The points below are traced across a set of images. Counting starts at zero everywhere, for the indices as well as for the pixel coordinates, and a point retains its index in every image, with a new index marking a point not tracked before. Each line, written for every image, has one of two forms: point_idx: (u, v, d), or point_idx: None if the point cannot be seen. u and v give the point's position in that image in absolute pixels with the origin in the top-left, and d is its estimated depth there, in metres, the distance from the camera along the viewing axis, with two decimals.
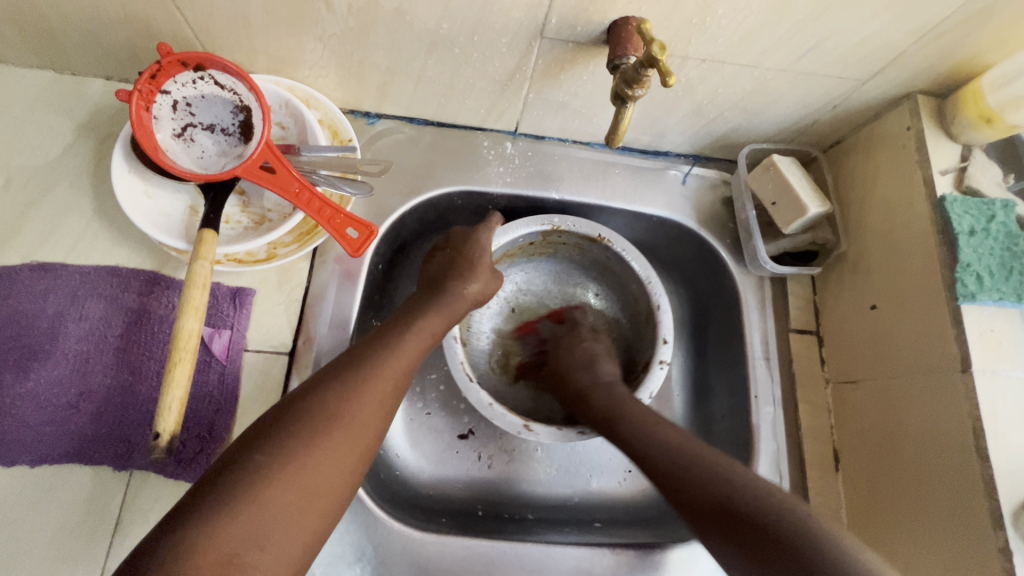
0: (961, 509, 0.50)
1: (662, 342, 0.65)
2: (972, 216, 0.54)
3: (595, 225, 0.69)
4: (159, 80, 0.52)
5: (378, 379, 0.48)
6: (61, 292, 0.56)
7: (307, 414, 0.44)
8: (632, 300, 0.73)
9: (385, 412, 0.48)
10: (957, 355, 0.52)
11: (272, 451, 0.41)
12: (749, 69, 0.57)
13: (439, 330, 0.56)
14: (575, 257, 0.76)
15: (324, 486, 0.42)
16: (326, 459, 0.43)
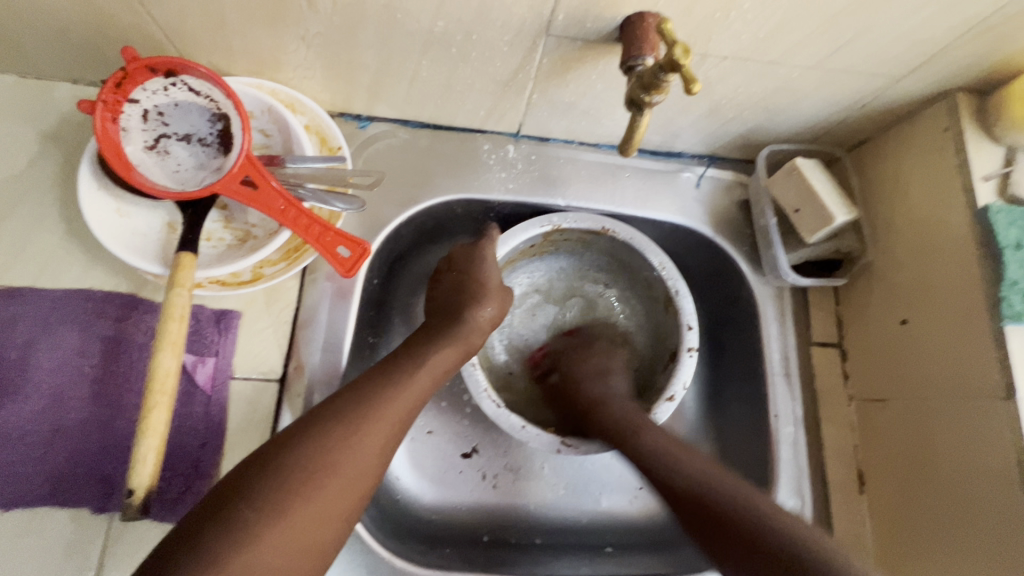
0: (1002, 546, 0.47)
1: (686, 350, 0.62)
2: (1019, 227, 0.50)
3: (597, 217, 0.64)
4: (125, 88, 0.47)
5: (383, 421, 0.44)
6: (31, 320, 0.52)
7: (302, 461, 0.40)
8: (651, 293, 0.69)
9: (387, 455, 0.44)
10: (1000, 381, 0.48)
11: (260, 503, 0.37)
12: (774, 67, 0.52)
13: (450, 363, 0.53)
14: (584, 254, 0.72)
15: (313, 542, 0.39)
16: (319, 513, 0.39)
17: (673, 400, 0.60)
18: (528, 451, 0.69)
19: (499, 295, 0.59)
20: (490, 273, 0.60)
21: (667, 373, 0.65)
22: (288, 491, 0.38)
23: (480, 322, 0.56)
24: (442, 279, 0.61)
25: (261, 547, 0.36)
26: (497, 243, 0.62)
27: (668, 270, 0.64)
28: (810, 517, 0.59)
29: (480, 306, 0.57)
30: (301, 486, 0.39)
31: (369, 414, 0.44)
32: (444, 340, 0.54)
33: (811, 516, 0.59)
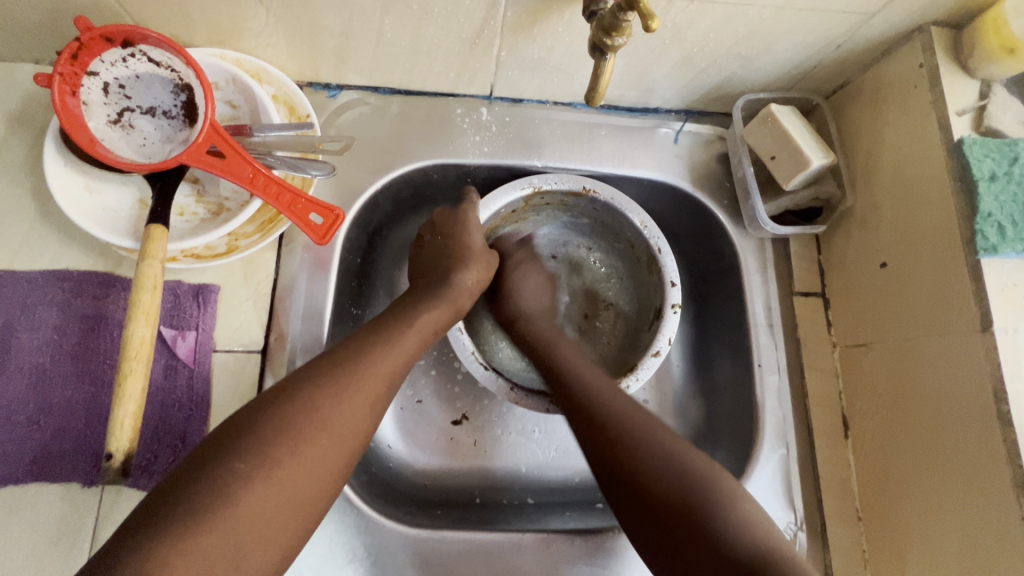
0: (982, 479, 0.47)
1: (671, 307, 0.61)
2: (993, 159, 0.49)
3: (577, 178, 0.64)
4: (82, 59, 0.46)
5: (370, 377, 0.44)
6: (9, 302, 0.52)
7: (288, 415, 0.40)
8: (635, 254, 0.69)
9: (376, 412, 0.44)
10: (977, 314, 0.48)
11: (246, 455, 0.38)
12: (743, 8, 0.51)
13: (438, 324, 0.53)
14: (567, 218, 0.71)
15: (303, 496, 0.39)
16: (306, 467, 0.39)
17: (658, 356, 0.60)
18: (518, 415, 0.69)
19: (481, 257, 0.59)
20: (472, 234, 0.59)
21: (650, 332, 0.65)
22: (274, 442, 0.39)
23: (464, 284, 0.56)
24: (423, 243, 0.61)
25: (249, 499, 0.36)
26: (478, 207, 0.62)
27: (652, 231, 0.64)
28: (796, 464, 0.60)
29: (460, 267, 0.57)
30: (285, 444, 0.39)
31: (350, 374, 0.44)
32: (426, 299, 0.54)
33: (797, 462, 0.60)
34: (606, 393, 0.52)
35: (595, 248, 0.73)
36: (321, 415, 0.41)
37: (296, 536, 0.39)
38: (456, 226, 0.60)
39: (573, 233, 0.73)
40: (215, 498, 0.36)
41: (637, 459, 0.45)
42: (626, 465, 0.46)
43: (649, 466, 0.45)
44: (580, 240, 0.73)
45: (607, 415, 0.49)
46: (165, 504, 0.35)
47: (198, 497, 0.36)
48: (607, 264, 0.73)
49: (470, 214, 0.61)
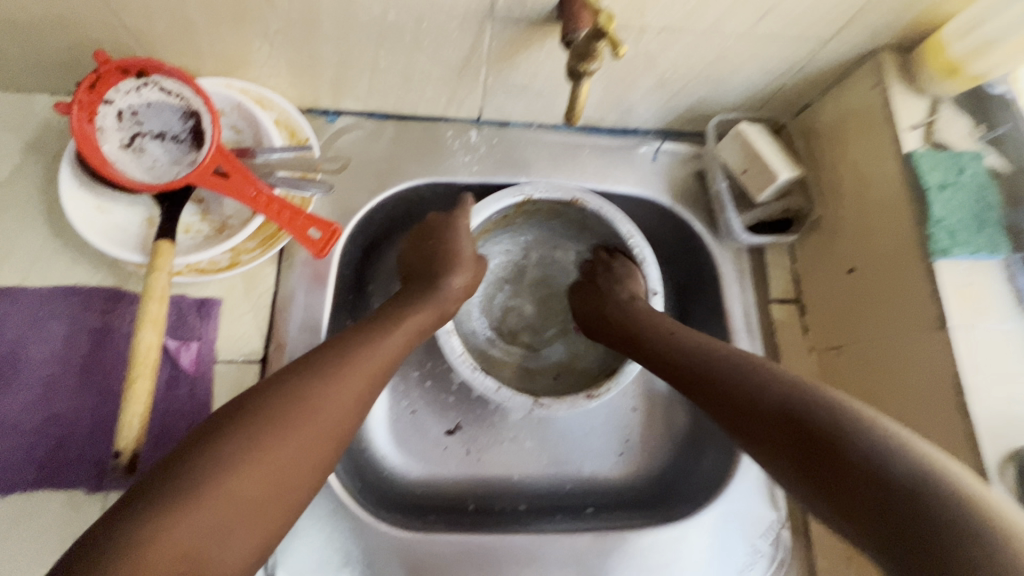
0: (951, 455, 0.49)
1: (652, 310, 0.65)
2: (942, 169, 0.53)
3: (568, 188, 0.67)
4: (99, 89, 0.51)
5: (357, 375, 0.47)
6: (20, 317, 0.54)
7: (275, 409, 0.42)
8: (622, 265, 0.72)
9: (361, 409, 0.47)
10: (934, 313, 0.51)
11: (236, 444, 0.39)
12: (708, 36, 0.55)
13: (421, 329, 0.55)
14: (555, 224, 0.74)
15: (289, 486, 0.40)
16: (293, 460, 0.41)
17: (638, 359, 0.63)
18: (510, 424, 0.71)
19: (467, 266, 0.62)
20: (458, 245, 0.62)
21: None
22: (262, 435, 0.40)
23: (450, 289, 0.60)
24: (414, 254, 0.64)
25: (240, 486, 0.38)
26: (471, 214, 0.65)
27: (640, 246, 0.66)
28: None
29: (447, 275, 0.60)
30: (274, 427, 0.41)
31: (338, 367, 0.46)
32: (414, 303, 0.57)
33: None
34: (699, 343, 0.55)
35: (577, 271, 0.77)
36: (311, 403, 0.43)
37: (281, 521, 0.40)
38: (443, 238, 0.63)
39: (559, 252, 0.77)
40: (206, 476, 0.37)
41: (768, 371, 0.48)
42: (757, 380, 0.47)
43: (775, 382, 0.46)
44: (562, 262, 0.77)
45: (682, 350, 0.55)
46: (153, 485, 0.36)
47: (190, 475, 0.37)
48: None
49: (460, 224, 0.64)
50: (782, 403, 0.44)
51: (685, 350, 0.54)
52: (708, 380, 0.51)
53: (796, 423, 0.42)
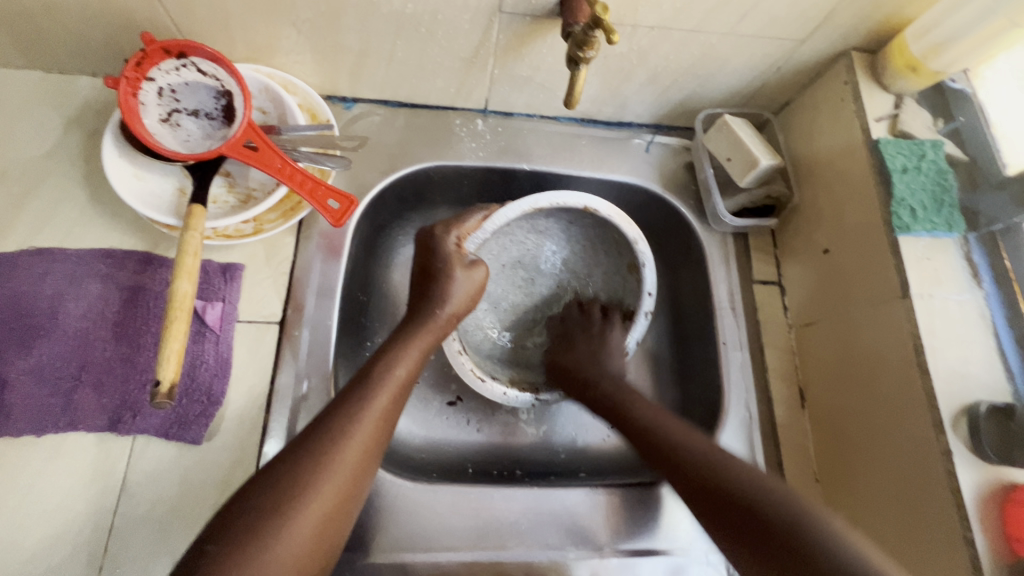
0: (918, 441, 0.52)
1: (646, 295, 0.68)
2: (903, 155, 0.58)
3: (579, 196, 0.67)
4: (143, 67, 0.56)
5: (365, 424, 0.49)
6: (59, 274, 0.59)
7: (295, 474, 0.44)
8: (615, 253, 0.74)
9: (364, 473, 0.48)
10: (897, 283, 0.55)
11: (263, 519, 0.41)
12: (695, 34, 0.61)
13: (418, 363, 0.57)
14: (552, 218, 0.73)
15: (318, 540, 0.43)
16: (317, 516, 0.44)
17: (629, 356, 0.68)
18: None
19: (460, 295, 0.61)
20: (451, 276, 0.62)
21: (621, 328, 0.72)
22: (287, 503, 0.43)
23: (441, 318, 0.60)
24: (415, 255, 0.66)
25: (274, 557, 0.41)
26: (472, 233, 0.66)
27: (644, 251, 0.68)
28: (758, 431, 0.66)
29: (439, 304, 0.60)
30: (281, 507, 0.42)
31: (342, 433, 0.47)
32: (409, 338, 0.57)
33: (759, 428, 0.66)
34: (671, 424, 0.55)
35: (560, 243, 0.76)
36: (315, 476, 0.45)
37: None
38: (436, 251, 0.63)
39: (545, 225, 0.74)
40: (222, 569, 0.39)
41: (732, 461, 0.49)
42: (722, 472, 0.48)
43: (734, 467, 0.48)
44: (548, 236, 0.76)
45: (658, 428, 0.55)
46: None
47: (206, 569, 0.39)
48: (568, 258, 0.77)
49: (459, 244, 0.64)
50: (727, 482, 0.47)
51: (668, 434, 0.54)
52: (673, 455, 0.52)
53: (753, 523, 0.44)
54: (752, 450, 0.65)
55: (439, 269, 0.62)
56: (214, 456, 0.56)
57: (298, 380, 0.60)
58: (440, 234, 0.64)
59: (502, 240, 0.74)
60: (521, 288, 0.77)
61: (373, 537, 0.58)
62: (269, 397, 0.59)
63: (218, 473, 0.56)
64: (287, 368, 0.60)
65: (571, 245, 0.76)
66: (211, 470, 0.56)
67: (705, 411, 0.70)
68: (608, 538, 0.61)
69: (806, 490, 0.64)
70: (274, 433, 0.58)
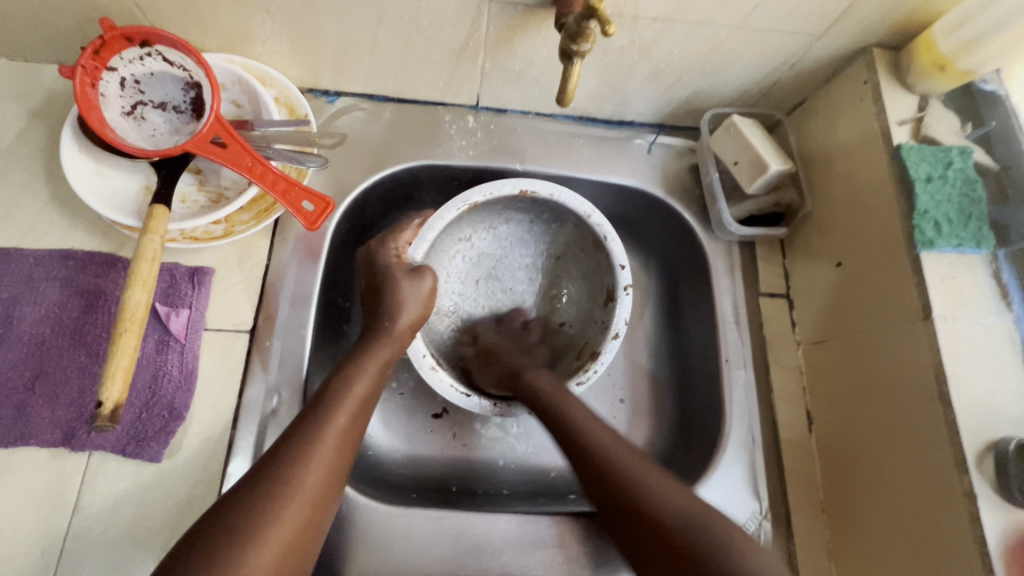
0: (937, 477, 0.48)
1: (623, 290, 0.63)
2: (928, 163, 0.53)
3: (512, 180, 0.62)
4: (103, 56, 0.51)
5: (325, 446, 0.46)
6: (15, 277, 0.55)
7: (249, 511, 0.41)
8: (579, 238, 0.68)
9: (324, 505, 0.45)
10: (918, 303, 0.51)
11: (219, 561, 0.38)
12: (701, 27, 0.56)
13: (377, 379, 0.53)
14: (506, 219, 0.69)
15: (281, 573, 0.40)
16: (279, 548, 0.41)
17: (618, 337, 0.62)
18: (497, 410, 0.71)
19: (412, 305, 0.57)
20: (398, 285, 0.58)
21: (603, 313, 0.66)
22: (246, 538, 0.39)
23: (394, 330, 0.56)
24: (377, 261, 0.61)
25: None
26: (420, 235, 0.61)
27: (600, 222, 0.63)
28: (761, 456, 0.62)
29: (390, 316, 0.56)
30: (231, 550, 0.39)
31: (297, 465, 0.44)
32: (359, 357, 0.53)
33: (762, 452, 0.62)
34: (619, 453, 0.52)
35: (526, 247, 0.71)
36: (270, 513, 0.41)
37: None
38: (377, 263, 0.60)
39: (505, 231, 0.70)
40: None
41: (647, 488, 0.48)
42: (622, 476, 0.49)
43: (657, 500, 0.47)
44: (509, 242, 0.71)
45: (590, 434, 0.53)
46: None
47: None
48: (537, 262, 0.72)
49: (400, 254, 0.61)
50: (668, 524, 0.45)
51: (600, 447, 0.52)
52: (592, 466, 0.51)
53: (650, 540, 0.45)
54: (754, 477, 0.61)
55: (381, 281, 0.58)
56: (175, 475, 0.53)
57: (268, 394, 0.57)
58: (378, 248, 0.62)
59: (464, 252, 0.70)
60: (492, 301, 0.72)
61: (345, 563, 0.54)
62: (236, 411, 0.55)
63: (180, 493, 0.52)
64: (258, 381, 0.57)
65: (539, 245, 0.71)
66: (172, 490, 0.52)
67: (703, 431, 0.66)
68: (600, 571, 0.58)
69: (810, 520, 0.60)
70: (241, 451, 0.54)
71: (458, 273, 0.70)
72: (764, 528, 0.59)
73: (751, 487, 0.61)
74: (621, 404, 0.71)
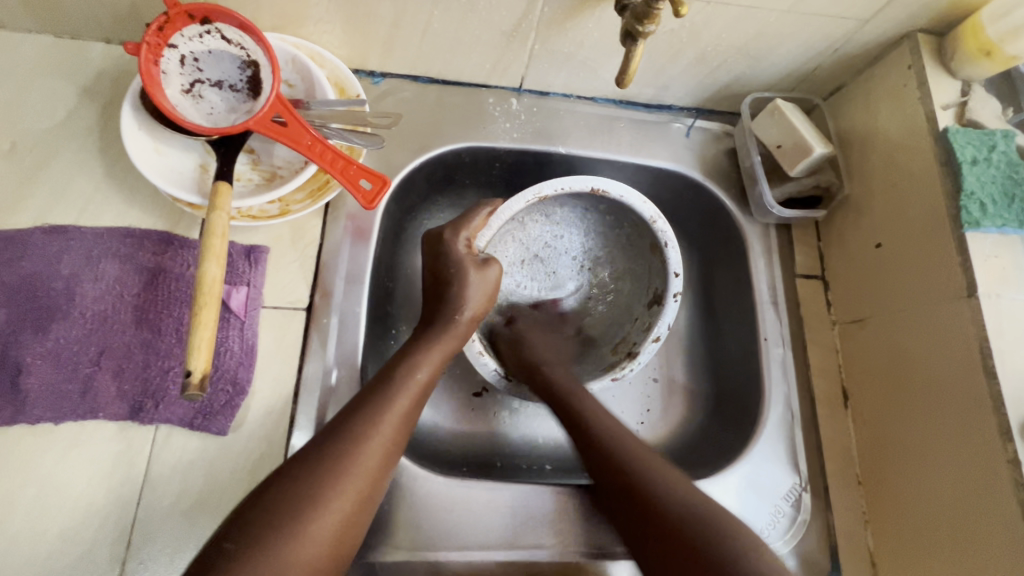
0: (980, 446, 0.50)
1: (674, 274, 0.64)
2: (974, 146, 0.55)
3: (585, 177, 0.63)
4: (166, 32, 0.52)
5: (387, 422, 0.47)
6: (75, 254, 0.55)
7: (315, 476, 0.43)
8: (635, 240, 0.70)
9: (380, 481, 0.46)
10: (963, 281, 0.53)
11: (286, 514, 0.41)
12: (754, 11, 0.57)
13: (439, 366, 0.54)
14: (568, 203, 0.70)
15: (338, 542, 0.42)
16: (339, 511, 0.42)
17: (658, 341, 0.64)
18: None
19: (476, 298, 0.58)
20: (466, 278, 0.57)
21: (647, 314, 0.68)
22: (310, 497, 0.42)
23: (456, 322, 0.56)
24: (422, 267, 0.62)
25: (298, 549, 0.40)
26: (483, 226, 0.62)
27: (664, 229, 0.64)
28: (800, 430, 0.64)
29: (458, 307, 0.57)
30: (295, 512, 0.41)
31: (360, 438, 0.45)
32: (420, 346, 0.54)
33: (801, 428, 0.64)
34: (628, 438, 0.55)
35: (579, 235, 0.73)
36: (333, 481, 0.43)
37: None
38: (447, 255, 0.59)
39: (560, 215, 0.71)
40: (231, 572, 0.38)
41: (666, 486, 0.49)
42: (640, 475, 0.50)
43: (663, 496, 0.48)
44: (564, 226, 0.72)
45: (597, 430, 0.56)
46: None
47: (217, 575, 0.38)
48: (588, 251, 0.73)
49: (468, 244, 0.60)
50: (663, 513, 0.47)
51: (620, 449, 0.54)
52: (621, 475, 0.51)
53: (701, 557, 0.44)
54: (794, 450, 0.63)
55: (452, 273, 0.58)
56: (240, 447, 0.54)
57: (326, 369, 0.58)
58: (450, 237, 0.60)
59: (518, 234, 0.71)
60: (541, 283, 0.73)
61: (403, 534, 0.56)
62: (295, 386, 0.56)
63: (244, 464, 0.53)
64: (315, 358, 0.58)
65: (590, 233, 0.73)
66: (237, 462, 0.53)
67: (741, 408, 0.68)
68: None
69: (848, 492, 0.62)
70: (301, 425, 0.55)
71: (510, 255, 0.71)
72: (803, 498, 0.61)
73: (790, 461, 0.63)
74: (655, 383, 0.73)
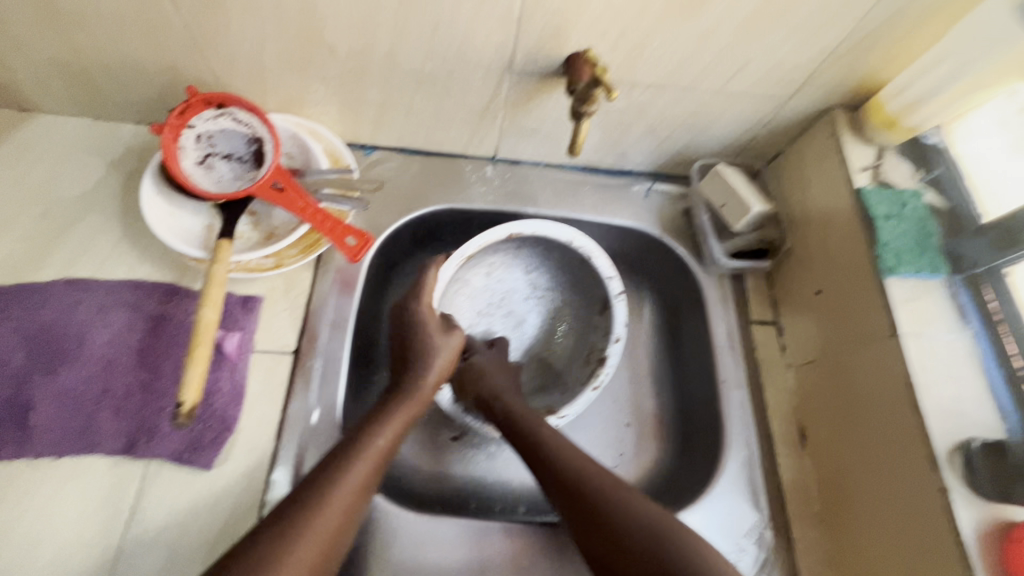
0: (912, 482, 0.53)
1: (609, 277, 0.72)
2: (886, 205, 0.63)
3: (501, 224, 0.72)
4: (186, 116, 0.62)
5: (359, 467, 0.50)
6: (88, 304, 0.62)
7: (292, 516, 0.44)
8: (571, 264, 0.77)
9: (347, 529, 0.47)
10: (887, 322, 0.58)
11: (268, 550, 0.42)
12: (688, 91, 0.66)
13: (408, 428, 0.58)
14: (503, 249, 0.77)
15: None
16: (313, 549, 0.44)
17: (618, 341, 0.71)
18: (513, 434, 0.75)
19: (442, 362, 0.62)
20: (430, 341, 0.63)
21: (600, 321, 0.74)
22: (286, 537, 0.43)
23: (424, 381, 0.61)
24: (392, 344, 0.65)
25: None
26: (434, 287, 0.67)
27: (588, 244, 0.72)
28: (758, 468, 0.66)
29: (424, 368, 0.61)
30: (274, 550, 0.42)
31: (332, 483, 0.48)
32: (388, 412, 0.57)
33: (760, 466, 0.67)
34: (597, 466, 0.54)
35: (522, 273, 0.80)
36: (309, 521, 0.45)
37: None
38: (411, 318, 0.64)
39: (496, 259, 0.78)
40: None
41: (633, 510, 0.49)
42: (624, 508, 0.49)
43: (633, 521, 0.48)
44: (504, 270, 0.79)
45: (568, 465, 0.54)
46: None
47: None
48: (537, 290, 0.80)
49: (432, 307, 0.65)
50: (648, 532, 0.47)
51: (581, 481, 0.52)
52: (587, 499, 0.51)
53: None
54: (754, 486, 0.65)
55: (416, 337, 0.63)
56: (223, 482, 0.57)
57: (310, 409, 0.62)
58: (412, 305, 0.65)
59: (464, 290, 0.77)
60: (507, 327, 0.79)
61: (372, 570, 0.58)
62: (279, 425, 0.61)
63: (226, 499, 0.57)
64: (300, 398, 0.62)
65: (530, 272, 0.80)
66: (219, 496, 0.57)
67: (706, 448, 0.71)
68: None
69: (809, 530, 0.64)
70: (283, 462, 0.59)
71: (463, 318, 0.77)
72: (765, 535, 0.63)
73: (751, 498, 0.65)
74: (626, 427, 0.77)
